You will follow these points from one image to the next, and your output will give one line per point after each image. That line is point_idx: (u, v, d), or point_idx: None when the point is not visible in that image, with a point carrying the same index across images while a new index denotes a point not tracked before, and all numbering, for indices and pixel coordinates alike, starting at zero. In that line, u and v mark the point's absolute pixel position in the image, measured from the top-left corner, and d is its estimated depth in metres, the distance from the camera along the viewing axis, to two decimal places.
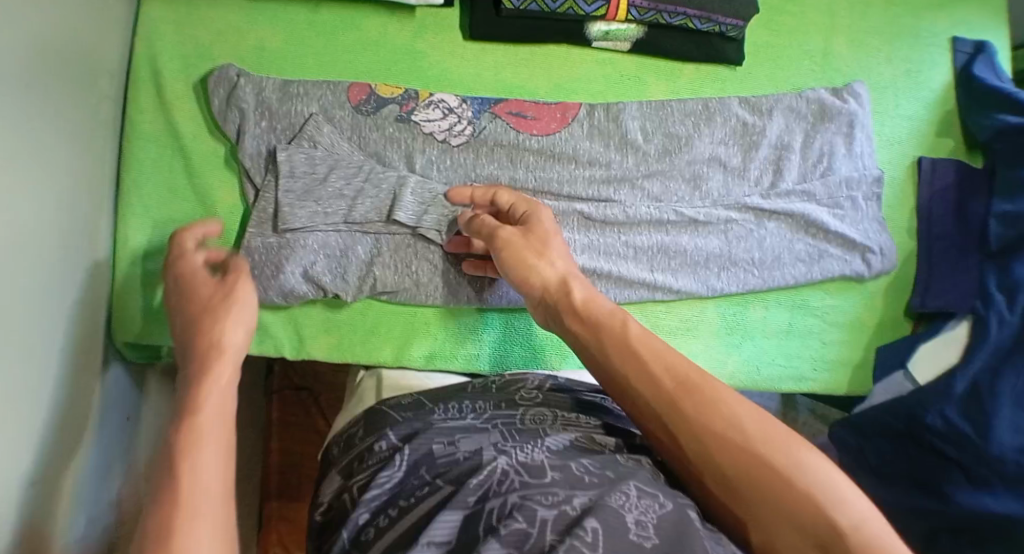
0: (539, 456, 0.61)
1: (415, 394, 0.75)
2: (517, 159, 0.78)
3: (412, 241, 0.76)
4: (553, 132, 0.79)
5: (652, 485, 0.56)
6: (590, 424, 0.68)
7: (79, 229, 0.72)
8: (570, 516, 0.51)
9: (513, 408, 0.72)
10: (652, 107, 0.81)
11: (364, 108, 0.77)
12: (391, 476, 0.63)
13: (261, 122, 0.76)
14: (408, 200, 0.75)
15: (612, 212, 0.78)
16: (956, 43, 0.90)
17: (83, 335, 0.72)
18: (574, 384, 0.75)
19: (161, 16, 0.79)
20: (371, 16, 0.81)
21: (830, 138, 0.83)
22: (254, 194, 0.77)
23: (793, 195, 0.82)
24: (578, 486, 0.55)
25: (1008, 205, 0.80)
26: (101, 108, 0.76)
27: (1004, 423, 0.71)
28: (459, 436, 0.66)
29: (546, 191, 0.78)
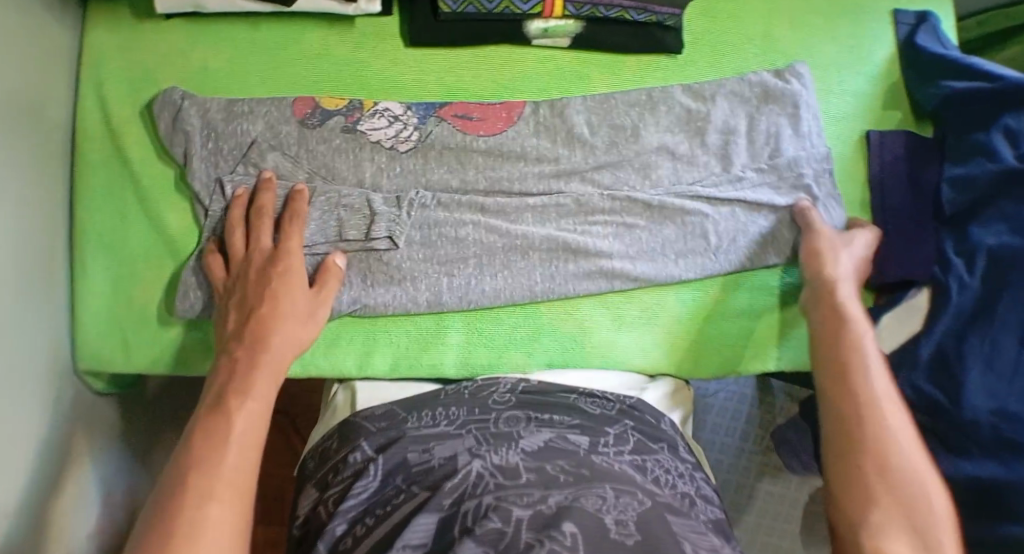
0: (513, 459, 0.62)
1: (389, 404, 0.74)
2: (466, 161, 0.79)
3: (365, 255, 0.76)
4: (500, 131, 0.80)
5: (624, 484, 0.59)
6: (564, 424, 0.70)
7: (30, 259, 0.73)
8: (546, 514, 0.53)
9: (487, 413, 0.71)
10: (597, 100, 0.82)
11: (310, 121, 0.78)
12: (367, 485, 0.63)
13: (207, 142, 0.77)
14: (353, 218, 0.75)
15: (565, 203, 0.79)
16: (898, 15, 0.91)
17: (31, 367, 0.72)
18: (545, 387, 0.75)
19: (105, 44, 0.81)
20: (311, 29, 0.82)
21: (775, 119, 0.84)
22: (204, 213, 0.77)
23: (744, 179, 0.82)
24: (552, 486, 0.57)
25: (960, 169, 0.81)
26: (48, 139, 0.76)
27: (976, 386, 0.71)
28: (433, 444, 0.66)
29: (498, 190, 0.79)
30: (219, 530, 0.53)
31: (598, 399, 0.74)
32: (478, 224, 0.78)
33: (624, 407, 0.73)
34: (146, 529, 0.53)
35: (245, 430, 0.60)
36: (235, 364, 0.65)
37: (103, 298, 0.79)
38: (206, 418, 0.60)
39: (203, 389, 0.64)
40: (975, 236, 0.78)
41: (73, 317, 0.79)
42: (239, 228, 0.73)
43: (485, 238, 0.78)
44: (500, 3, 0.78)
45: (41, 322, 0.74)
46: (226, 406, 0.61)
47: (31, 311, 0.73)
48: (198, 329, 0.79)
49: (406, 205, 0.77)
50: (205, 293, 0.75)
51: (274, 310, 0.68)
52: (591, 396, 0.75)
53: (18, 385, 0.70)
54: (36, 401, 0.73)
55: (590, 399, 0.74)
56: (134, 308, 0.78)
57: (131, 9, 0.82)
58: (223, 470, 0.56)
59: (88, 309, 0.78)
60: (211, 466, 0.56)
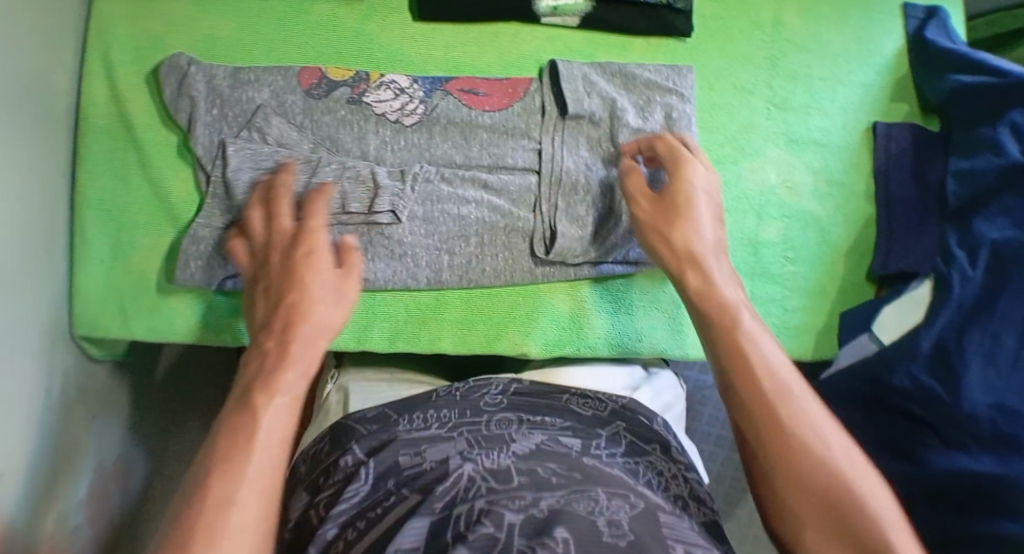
0: (505, 461, 0.59)
1: (378, 407, 0.73)
2: (471, 137, 0.78)
3: (365, 229, 0.75)
4: (506, 106, 0.79)
5: (616, 487, 0.56)
6: (555, 426, 0.67)
7: (32, 220, 0.72)
8: (537, 520, 0.51)
9: (478, 415, 0.69)
10: (609, 70, 0.81)
11: (316, 91, 0.78)
12: (358, 490, 0.61)
13: (212, 109, 0.76)
14: (353, 189, 0.74)
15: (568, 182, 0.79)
16: (907, 9, 0.91)
17: (31, 329, 0.72)
18: (537, 388, 0.74)
19: (113, 7, 0.80)
20: (319, 0, 0.82)
21: None
22: (206, 180, 0.77)
23: None
24: (544, 488, 0.55)
25: (964, 162, 0.80)
26: (55, 101, 0.76)
27: (974, 381, 0.70)
28: (425, 446, 0.64)
29: (501, 166, 0.79)
30: (239, 541, 0.48)
31: (589, 401, 0.73)
32: (480, 202, 0.77)
33: (616, 407, 0.72)
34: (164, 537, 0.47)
35: (271, 431, 0.53)
36: (266, 352, 0.58)
37: (102, 263, 0.78)
38: (230, 415, 0.54)
39: (235, 378, 0.58)
40: (978, 230, 0.77)
41: (72, 281, 0.78)
42: (263, 208, 0.69)
43: (486, 216, 0.77)
44: None
45: (42, 285, 0.74)
46: (250, 403, 0.54)
47: (33, 272, 0.73)
48: (197, 298, 0.78)
49: (410, 179, 0.76)
50: (204, 262, 0.75)
51: (304, 295, 0.61)
52: (584, 397, 0.74)
53: (18, 347, 0.70)
54: (36, 365, 0.73)
55: (583, 400, 0.72)
56: (133, 275, 0.78)
57: None
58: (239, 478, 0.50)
59: (87, 274, 0.78)
60: (223, 471, 0.50)
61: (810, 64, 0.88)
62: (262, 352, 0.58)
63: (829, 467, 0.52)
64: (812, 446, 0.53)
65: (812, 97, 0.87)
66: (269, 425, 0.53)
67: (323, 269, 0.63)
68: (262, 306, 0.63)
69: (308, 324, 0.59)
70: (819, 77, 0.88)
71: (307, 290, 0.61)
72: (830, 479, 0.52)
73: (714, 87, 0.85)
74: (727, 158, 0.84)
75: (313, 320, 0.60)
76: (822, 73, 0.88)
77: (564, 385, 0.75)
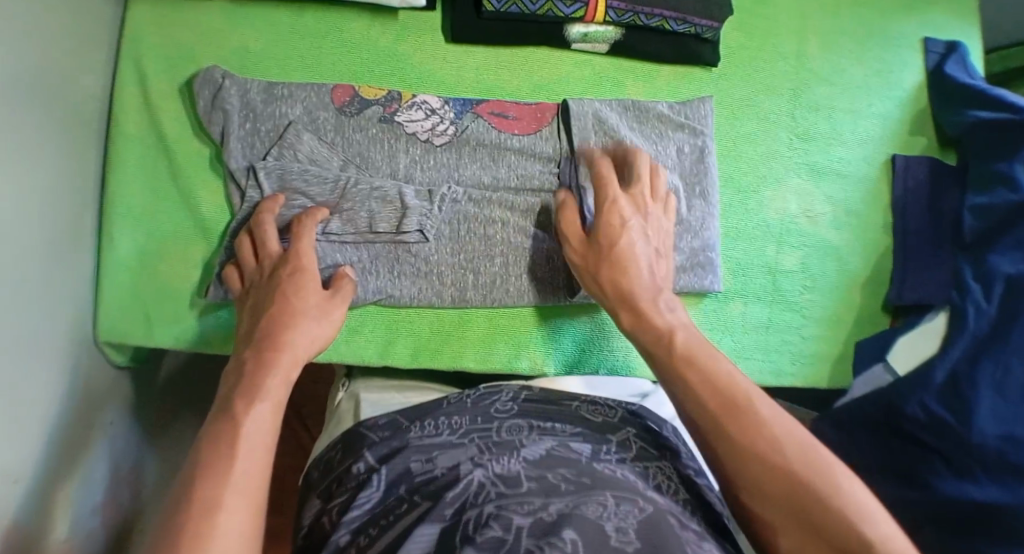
0: (515, 467, 0.60)
1: (392, 414, 0.74)
2: (499, 159, 0.80)
3: (393, 247, 0.77)
4: (534, 131, 0.81)
5: (625, 491, 0.57)
6: (566, 432, 0.68)
7: (59, 225, 0.73)
8: (547, 522, 0.51)
9: (489, 422, 0.70)
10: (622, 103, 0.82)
11: (348, 109, 0.79)
12: (370, 497, 0.62)
13: (243, 123, 0.77)
14: (384, 209, 0.76)
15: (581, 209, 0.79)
16: (928, 43, 0.93)
17: (57, 333, 0.73)
18: (552, 395, 0.75)
19: (148, 19, 0.81)
20: (353, 19, 0.83)
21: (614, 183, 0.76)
22: (240, 197, 0.78)
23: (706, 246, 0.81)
24: (553, 494, 0.55)
25: (981, 196, 0.82)
26: (87, 108, 0.77)
27: (985, 410, 0.70)
28: (436, 453, 0.65)
29: (528, 189, 0.80)
30: (231, 541, 0.47)
31: (600, 408, 0.73)
32: (506, 223, 0.79)
33: (625, 414, 0.73)
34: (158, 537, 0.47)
35: (255, 436, 0.55)
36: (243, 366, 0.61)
37: (128, 270, 0.79)
38: (212, 426, 0.55)
39: (216, 391, 0.60)
40: (992, 263, 0.78)
41: (98, 287, 0.79)
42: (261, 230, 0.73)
43: (512, 239, 0.79)
44: (543, 5, 0.78)
45: (70, 290, 0.75)
46: (232, 410, 0.56)
47: (61, 277, 0.74)
48: (222, 308, 0.79)
49: (437, 200, 0.77)
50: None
51: (285, 317, 0.66)
52: (594, 403, 0.74)
53: (45, 351, 0.71)
54: (60, 370, 0.73)
55: (592, 406, 0.73)
56: (160, 283, 0.79)
57: None
58: (225, 481, 0.50)
59: (114, 280, 0.79)
60: (208, 470, 0.51)
61: (831, 94, 0.89)
62: (242, 371, 0.61)
63: (788, 448, 0.54)
64: (767, 445, 0.55)
65: (833, 127, 0.88)
66: (253, 429, 0.55)
67: (309, 290, 0.69)
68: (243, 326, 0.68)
69: (285, 348, 0.63)
70: (839, 108, 0.89)
71: (287, 308, 0.66)
72: (782, 472, 0.53)
73: (737, 115, 0.87)
74: (748, 186, 0.86)
75: (293, 348, 0.64)
76: (842, 104, 0.89)
77: (575, 393, 0.76)
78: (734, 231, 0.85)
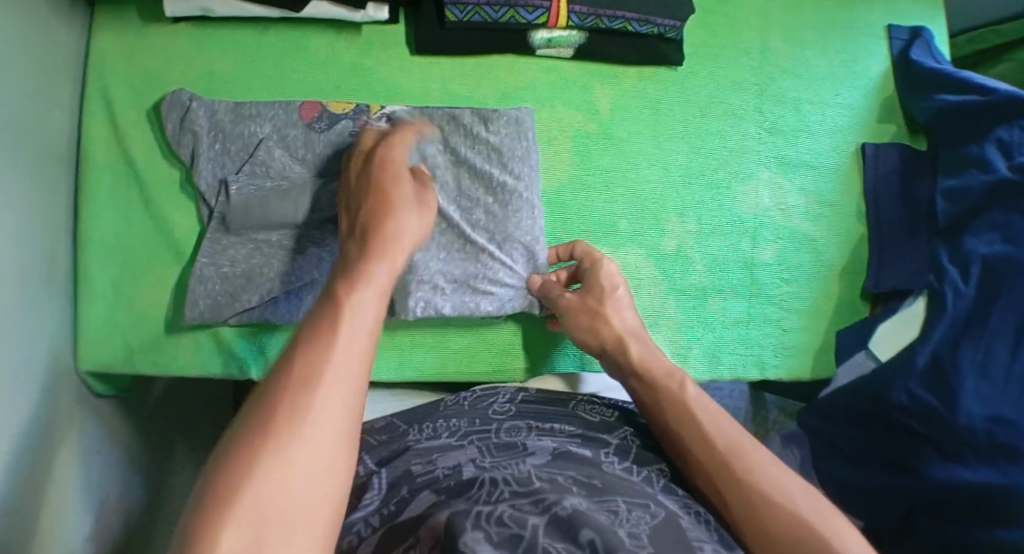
0: (523, 468, 0.60)
1: (388, 418, 0.76)
2: (464, 161, 0.79)
3: None
4: (504, 131, 0.80)
5: (636, 497, 0.57)
6: (565, 433, 0.69)
7: (33, 258, 0.73)
8: (562, 521, 0.51)
9: (487, 423, 0.72)
10: (522, 133, 0.80)
11: (318, 125, 0.79)
12: (374, 497, 0.63)
13: (211, 146, 0.77)
14: None
15: (476, 214, 0.79)
16: (892, 31, 0.93)
17: (39, 366, 0.72)
18: (544, 396, 0.76)
19: (111, 46, 0.81)
20: (317, 36, 0.83)
21: (474, 197, 0.79)
22: (209, 214, 0.78)
23: (488, 237, 0.79)
24: (565, 495, 0.56)
25: (954, 181, 0.82)
26: (55, 140, 0.77)
27: (969, 392, 0.71)
28: (436, 456, 0.66)
29: (495, 187, 0.79)
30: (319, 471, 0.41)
31: (596, 407, 0.74)
32: (479, 227, 0.79)
33: (621, 412, 0.74)
34: (223, 448, 0.41)
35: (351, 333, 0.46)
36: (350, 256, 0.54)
37: (106, 298, 0.79)
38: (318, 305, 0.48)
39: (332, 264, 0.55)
40: (968, 246, 0.79)
41: (75, 318, 0.79)
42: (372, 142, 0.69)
43: (485, 245, 0.78)
44: (506, 13, 0.79)
45: (48, 321, 0.75)
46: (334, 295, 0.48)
47: (38, 309, 0.73)
48: (201, 332, 0.79)
49: None
50: (212, 301, 0.75)
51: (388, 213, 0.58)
52: (590, 402, 0.76)
53: (27, 385, 0.70)
54: (43, 404, 0.73)
55: (588, 405, 0.74)
56: (138, 311, 0.79)
57: (138, 10, 0.82)
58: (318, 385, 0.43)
59: (91, 311, 0.78)
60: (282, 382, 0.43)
61: (799, 87, 0.89)
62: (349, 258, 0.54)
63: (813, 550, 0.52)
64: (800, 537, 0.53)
65: (803, 120, 0.89)
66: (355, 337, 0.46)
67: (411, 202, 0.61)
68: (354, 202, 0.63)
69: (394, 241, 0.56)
70: (807, 100, 0.89)
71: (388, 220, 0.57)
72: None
73: (706, 112, 0.87)
74: (720, 183, 0.86)
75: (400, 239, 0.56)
76: (810, 96, 0.90)
77: (573, 394, 0.77)
78: (710, 227, 0.85)
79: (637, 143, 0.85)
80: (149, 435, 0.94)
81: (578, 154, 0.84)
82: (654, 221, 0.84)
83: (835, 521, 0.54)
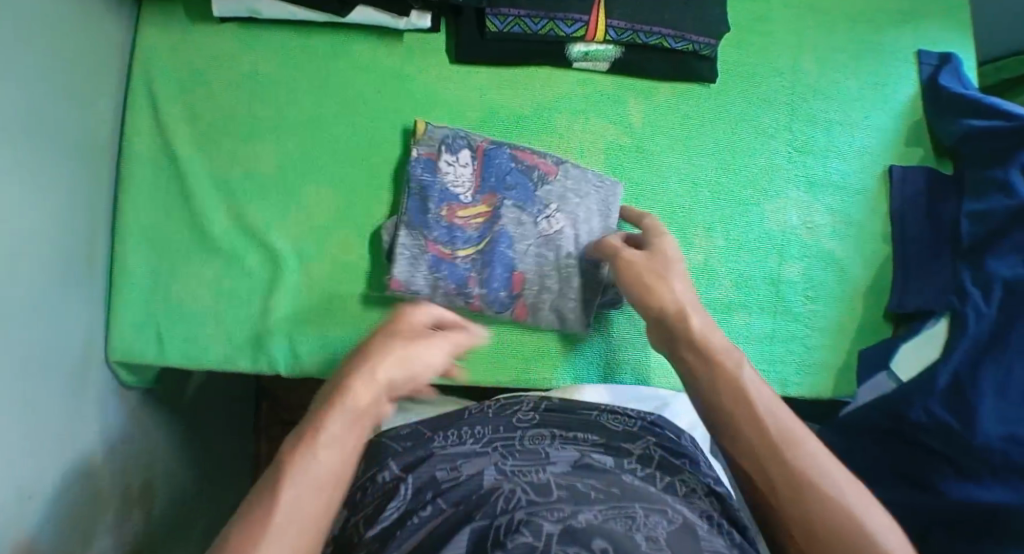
0: (543, 477, 0.62)
1: (412, 424, 0.76)
2: (527, 163, 0.83)
3: (592, 184, 0.83)
4: (475, 143, 0.82)
5: (654, 503, 0.58)
6: (587, 442, 0.70)
7: (73, 245, 0.74)
8: (576, 529, 0.52)
9: (512, 430, 0.73)
10: (473, 139, 0.82)
11: (437, 154, 0.81)
12: (397, 506, 0.64)
13: (428, 264, 0.79)
14: (524, 191, 0.82)
15: (549, 219, 0.82)
16: (922, 55, 0.94)
17: (71, 349, 0.74)
18: (569, 404, 0.76)
19: (158, 43, 0.83)
20: (360, 41, 0.85)
21: (538, 186, 0.83)
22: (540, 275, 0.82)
23: (571, 195, 0.83)
24: (583, 502, 0.57)
25: (978, 204, 0.83)
26: (101, 130, 0.79)
27: (989, 414, 0.72)
28: (460, 461, 0.68)
29: (512, 186, 0.82)
30: None
31: (619, 416, 0.75)
32: (563, 216, 0.83)
33: (645, 423, 0.74)
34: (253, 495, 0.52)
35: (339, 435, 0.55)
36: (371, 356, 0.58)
37: (142, 289, 0.81)
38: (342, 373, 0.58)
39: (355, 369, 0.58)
40: (992, 268, 0.79)
41: (110, 306, 0.80)
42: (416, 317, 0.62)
43: (556, 223, 0.82)
44: (546, 25, 0.81)
45: (83, 306, 0.76)
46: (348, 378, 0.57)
47: (75, 294, 0.75)
48: (235, 327, 0.81)
49: (538, 219, 0.82)
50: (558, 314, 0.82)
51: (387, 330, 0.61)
52: (614, 413, 0.76)
53: (60, 366, 0.72)
54: (74, 388, 0.74)
55: (612, 416, 0.74)
56: (171, 303, 0.81)
57: (185, 9, 0.84)
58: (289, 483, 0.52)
59: (126, 300, 0.80)
60: (312, 442, 0.54)
61: (828, 108, 0.91)
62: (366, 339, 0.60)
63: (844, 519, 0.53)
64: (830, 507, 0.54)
65: (831, 140, 0.90)
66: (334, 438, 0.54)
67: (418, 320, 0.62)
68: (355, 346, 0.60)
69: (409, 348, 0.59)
70: (835, 121, 0.91)
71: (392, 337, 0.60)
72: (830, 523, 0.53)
73: (736, 130, 0.88)
74: (747, 200, 0.87)
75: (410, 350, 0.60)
76: (839, 117, 0.91)
77: (595, 403, 0.77)
78: (736, 243, 0.86)
79: (668, 159, 0.86)
80: (175, 429, 0.96)
81: (609, 166, 0.85)
82: (682, 236, 0.85)
83: (867, 505, 0.54)
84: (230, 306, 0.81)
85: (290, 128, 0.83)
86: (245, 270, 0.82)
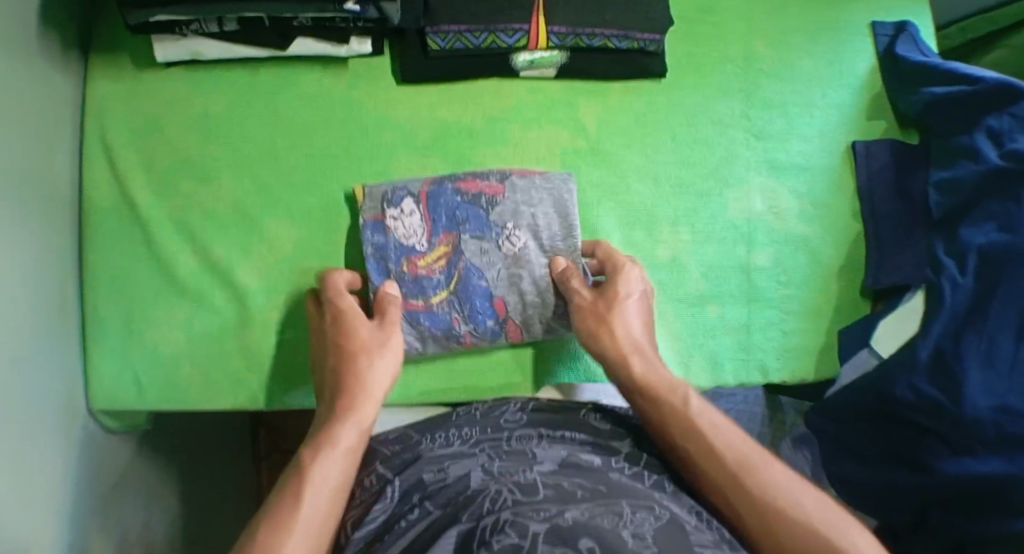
0: (531, 475, 0.61)
1: (402, 429, 0.77)
2: (476, 195, 0.80)
3: (537, 186, 0.81)
4: (416, 191, 0.80)
5: (641, 500, 0.58)
6: (575, 441, 0.70)
7: (43, 303, 0.74)
8: (563, 527, 0.51)
9: (499, 431, 0.73)
10: (414, 187, 0.80)
11: (380, 215, 0.79)
12: (383, 509, 0.64)
13: (409, 321, 0.79)
14: (479, 220, 0.80)
15: (507, 240, 0.80)
16: (876, 27, 0.93)
17: (54, 406, 0.74)
18: (556, 403, 0.77)
19: (107, 94, 0.83)
20: (307, 72, 0.85)
21: (487, 213, 0.80)
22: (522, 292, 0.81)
23: (522, 207, 0.80)
24: (570, 501, 0.56)
25: (946, 172, 0.82)
26: (61, 186, 0.79)
27: (975, 384, 0.71)
28: (448, 464, 0.67)
29: (461, 220, 0.80)
30: None
31: (607, 414, 0.75)
32: (525, 232, 0.80)
33: (631, 420, 0.75)
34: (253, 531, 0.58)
35: (331, 467, 0.63)
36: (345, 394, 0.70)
37: (116, 339, 0.81)
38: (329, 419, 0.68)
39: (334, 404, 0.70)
40: (965, 237, 0.78)
41: (88, 359, 0.81)
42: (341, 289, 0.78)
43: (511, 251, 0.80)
44: (487, 38, 0.80)
45: (60, 362, 0.77)
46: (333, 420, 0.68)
47: (51, 352, 0.75)
48: (212, 368, 0.81)
49: (494, 248, 0.80)
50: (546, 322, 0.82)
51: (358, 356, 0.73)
52: (600, 410, 0.76)
53: (46, 424, 0.72)
54: (61, 444, 0.74)
55: (599, 414, 0.75)
56: (147, 350, 0.81)
57: (131, 57, 0.84)
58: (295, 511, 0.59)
59: (103, 351, 0.81)
60: (311, 475, 0.62)
61: (785, 90, 0.90)
62: (339, 383, 0.71)
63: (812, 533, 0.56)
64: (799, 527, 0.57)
65: (791, 122, 0.89)
66: (332, 471, 0.63)
67: (388, 368, 0.74)
68: (331, 374, 0.73)
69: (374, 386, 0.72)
70: (793, 103, 0.90)
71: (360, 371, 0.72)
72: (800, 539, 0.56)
73: (694, 122, 0.88)
74: (711, 191, 0.86)
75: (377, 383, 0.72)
76: (797, 98, 0.90)
77: (580, 401, 0.78)
78: (704, 236, 0.86)
79: (626, 158, 0.86)
80: (168, 471, 0.96)
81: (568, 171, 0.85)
82: (648, 234, 0.85)
83: (841, 523, 0.57)
84: (204, 348, 0.81)
85: (246, 165, 0.83)
86: (215, 312, 0.82)
